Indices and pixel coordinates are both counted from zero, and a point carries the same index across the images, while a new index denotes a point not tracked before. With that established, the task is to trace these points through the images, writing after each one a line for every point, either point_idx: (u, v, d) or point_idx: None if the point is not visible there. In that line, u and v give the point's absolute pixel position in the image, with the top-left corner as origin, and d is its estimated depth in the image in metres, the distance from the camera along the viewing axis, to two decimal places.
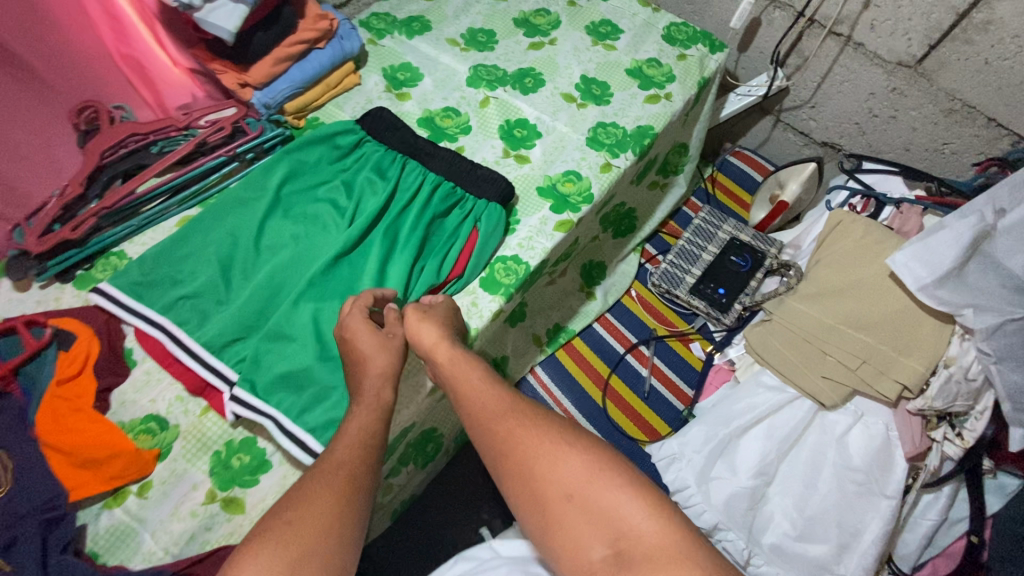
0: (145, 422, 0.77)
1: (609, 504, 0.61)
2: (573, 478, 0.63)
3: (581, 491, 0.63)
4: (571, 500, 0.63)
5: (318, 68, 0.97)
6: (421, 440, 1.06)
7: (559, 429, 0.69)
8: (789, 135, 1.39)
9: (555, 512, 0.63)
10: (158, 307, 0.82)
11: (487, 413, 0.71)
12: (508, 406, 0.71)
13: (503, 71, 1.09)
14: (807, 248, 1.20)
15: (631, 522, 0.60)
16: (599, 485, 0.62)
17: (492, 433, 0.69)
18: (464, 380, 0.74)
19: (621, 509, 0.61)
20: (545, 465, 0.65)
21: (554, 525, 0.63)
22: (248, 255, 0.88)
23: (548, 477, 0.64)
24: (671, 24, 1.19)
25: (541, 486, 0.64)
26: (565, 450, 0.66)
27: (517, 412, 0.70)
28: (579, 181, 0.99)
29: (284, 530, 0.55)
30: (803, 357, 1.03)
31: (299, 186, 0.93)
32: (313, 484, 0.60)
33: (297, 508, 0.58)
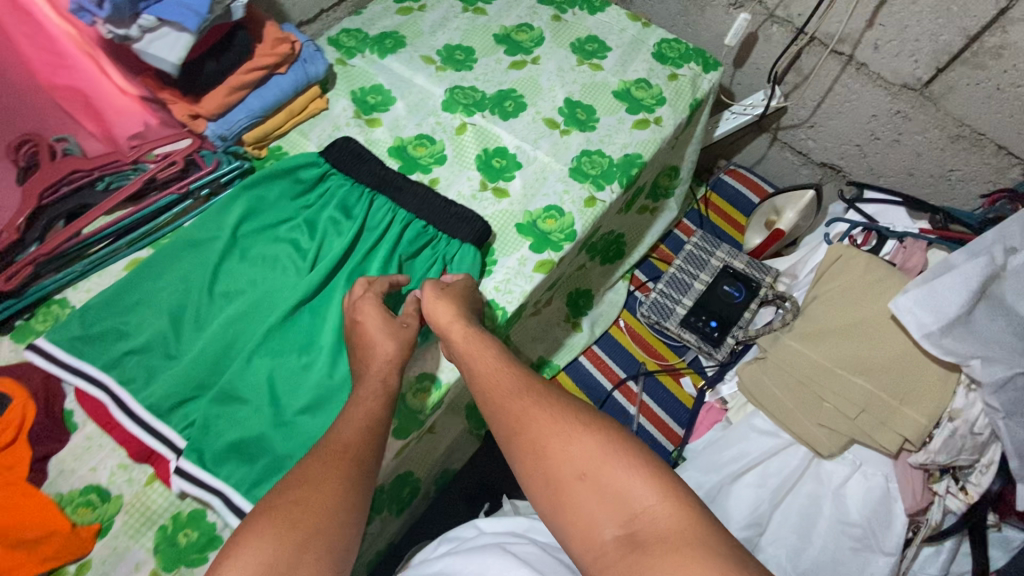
0: (84, 495, 0.72)
1: (623, 487, 0.55)
2: (587, 454, 0.58)
3: (596, 470, 0.57)
4: (585, 480, 0.57)
5: (279, 95, 0.90)
6: (397, 483, 1.01)
7: (574, 409, 0.64)
8: (786, 154, 1.32)
9: (567, 492, 0.57)
10: (102, 363, 0.76)
11: (501, 392, 0.67)
12: (523, 387, 0.67)
13: (481, 94, 1.02)
14: (805, 279, 1.13)
15: (643, 503, 0.54)
16: (614, 466, 0.57)
17: (505, 413, 0.65)
18: (478, 363, 0.71)
19: (634, 490, 0.55)
20: (558, 443, 0.60)
21: (564, 507, 0.57)
22: (201, 303, 0.81)
23: (559, 453, 0.59)
24: (662, 41, 1.11)
25: (552, 462, 0.59)
26: (580, 429, 0.61)
27: (533, 392, 0.66)
28: (561, 217, 0.92)
29: (290, 509, 0.55)
30: (799, 401, 0.97)
31: (258, 225, 0.87)
32: (318, 466, 0.60)
33: (304, 488, 0.58)
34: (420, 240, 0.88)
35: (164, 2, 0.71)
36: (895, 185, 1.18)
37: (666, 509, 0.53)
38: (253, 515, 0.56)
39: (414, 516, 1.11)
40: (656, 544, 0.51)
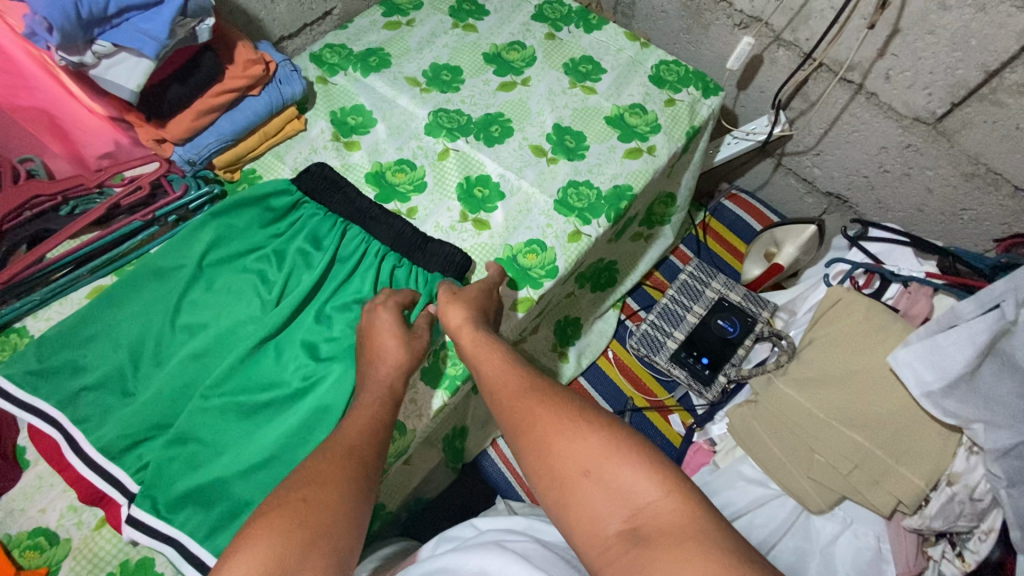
0: (32, 537, 0.68)
1: (627, 484, 0.54)
2: (592, 450, 0.56)
3: (600, 467, 0.55)
4: (589, 476, 0.55)
5: (251, 118, 0.86)
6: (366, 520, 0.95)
7: (576, 404, 0.62)
8: (790, 181, 1.26)
9: (572, 490, 0.55)
10: (55, 401, 0.72)
11: (505, 390, 0.65)
12: (529, 383, 0.65)
13: (466, 117, 0.98)
14: (802, 317, 1.08)
15: (646, 498, 0.53)
16: (618, 462, 0.55)
17: (509, 409, 0.63)
18: (483, 359, 0.69)
19: (637, 487, 0.53)
20: (563, 441, 0.58)
21: (568, 504, 0.55)
22: (163, 337, 0.77)
23: (563, 450, 0.57)
24: (660, 62, 1.06)
25: (557, 460, 0.57)
26: (584, 425, 0.59)
27: (538, 389, 0.64)
28: (543, 252, 0.88)
29: (298, 504, 0.54)
30: (790, 452, 0.92)
31: (226, 253, 0.83)
32: (322, 463, 0.59)
33: (312, 483, 0.56)
34: (394, 275, 0.84)
35: (120, 26, 0.67)
36: (903, 220, 1.12)
37: (670, 504, 0.52)
38: (260, 510, 0.55)
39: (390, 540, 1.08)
40: (658, 538, 0.50)
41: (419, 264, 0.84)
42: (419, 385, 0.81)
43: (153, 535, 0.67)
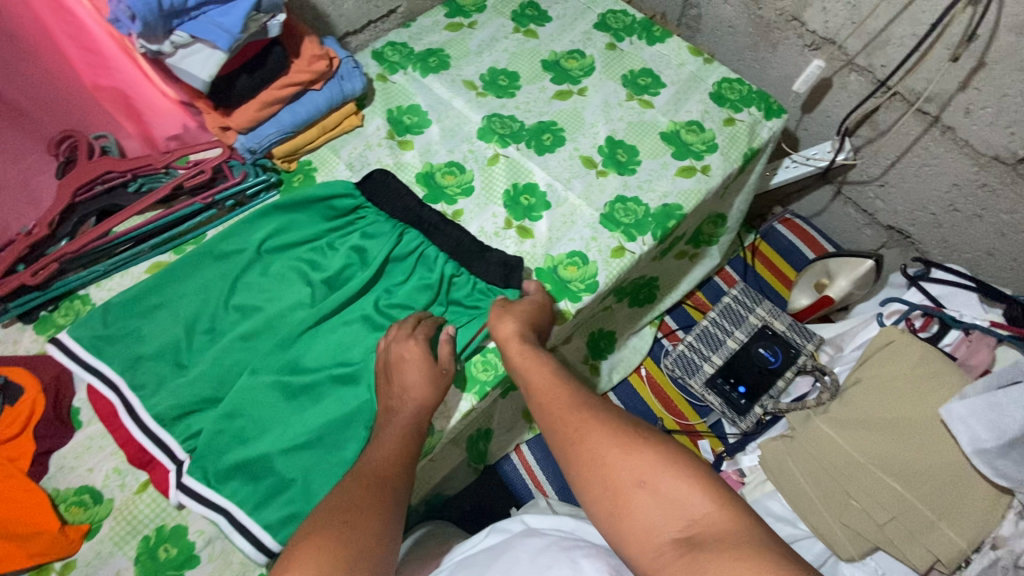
0: (79, 494, 0.73)
1: (681, 495, 0.54)
2: (646, 463, 0.57)
3: (655, 478, 0.56)
4: (643, 487, 0.55)
5: (313, 112, 0.89)
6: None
7: (625, 422, 0.63)
8: (849, 211, 1.22)
9: (626, 500, 0.55)
10: (117, 366, 0.77)
11: (555, 405, 0.66)
12: (579, 400, 0.66)
13: (519, 124, 0.98)
14: (850, 354, 1.05)
15: (700, 510, 0.53)
16: (673, 475, 0.55)
17: (561, 423, 0.64)
18: (532, 376, 0.70)
19: (690, 499, 0.54)
20: (617, 454, 0.58)
21: (621, 513, 0.55)
22: (217, 314, 0.81)
23: (616, 462, 0.58)
24: (723, 80, 1.04)
25: (610, 472, 0.57)
26: (637, 440, 0.59)
27: (590, 405, 0.65)
28: (584, 265, 0.87)
29: (342, 528, 0.55)
30: (825, 494, 0.89)
31: (284, 244, 0.86)
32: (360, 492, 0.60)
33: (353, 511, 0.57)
34: (452, 283, 0.85)
35: (197, 19, 0.70)
36: (970, 263, 1.06)
37: (718, 514, 0.52)
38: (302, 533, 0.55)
39: None
40: (714, 543, 0.50)
41: (472, 280, 0.84)
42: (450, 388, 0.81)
43: (197, 503, 0.70)
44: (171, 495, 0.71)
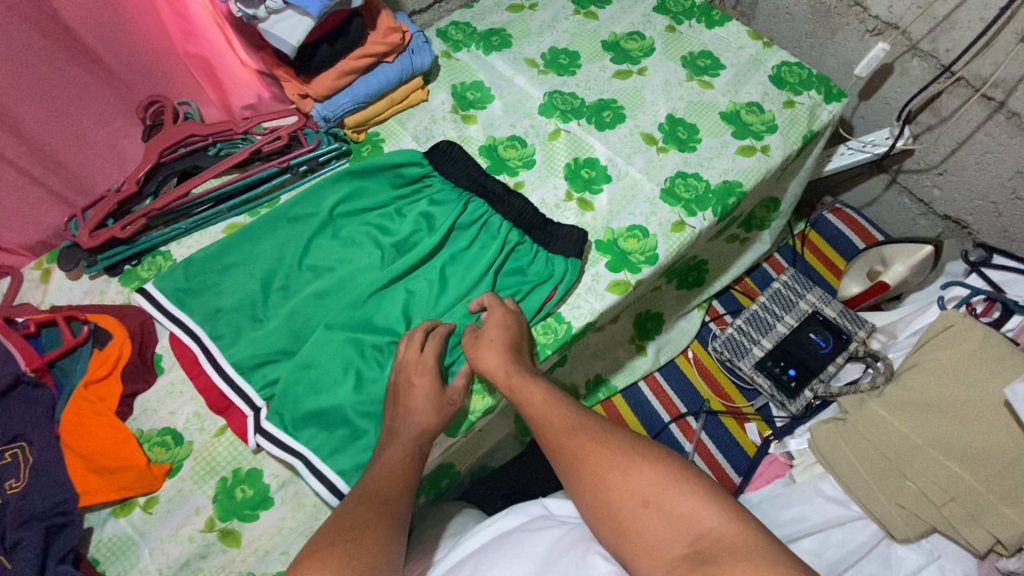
0: (161, 435, 0.77)
1: (686, 510, 0.59)
2: (649, 484, 0.61)
3: (658, 497, 0.60)
4: (648, 506, 0.60)
5: (384, 84, 0.93)
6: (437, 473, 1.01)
7: (627, 443, 0.67)
8: (903, 200, 1.21)
9: (631, 520, 0.60)
10: (198, 317, 0.81)
11: (555, 428, 0.69)
12: (575, 422, 0.69)
13: (580, 101, 1.00)
14: (905, 340, 1.04)
15: (709, 524, 0.57)
16: (676, 493, 0.60)
17: (562, 449, 0.68)
18: (529, 396, 0.72)
19: (696, 513, 0.58)
20: (619, 477, 0.63)
21: (627, 532, 0.60)
22: (291, 272, 0.85)
23: (619, 484, 0.62)
24: (782, 63, 1.04)
25: (614, 494, 0.62)
26: (638, 461, 0.64)
27: (587, 429, 0.69)
28: (644, 238, 0.88)
29: (343, 545, 0.58)
30: (880, 477, 0.89)
31: (354, 208, 0.89)
32: (366, 512, 0.62)
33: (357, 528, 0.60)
34: (516, 251, 0.87)
35: None
36: None
37: (730, 528, 0.56)
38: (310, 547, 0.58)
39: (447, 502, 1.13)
40: (722, 553, 0.54)
41: (533, 251, 0.86)
42: None
43: (273, 445, 0.74)
44: (250, 438, 0.75)
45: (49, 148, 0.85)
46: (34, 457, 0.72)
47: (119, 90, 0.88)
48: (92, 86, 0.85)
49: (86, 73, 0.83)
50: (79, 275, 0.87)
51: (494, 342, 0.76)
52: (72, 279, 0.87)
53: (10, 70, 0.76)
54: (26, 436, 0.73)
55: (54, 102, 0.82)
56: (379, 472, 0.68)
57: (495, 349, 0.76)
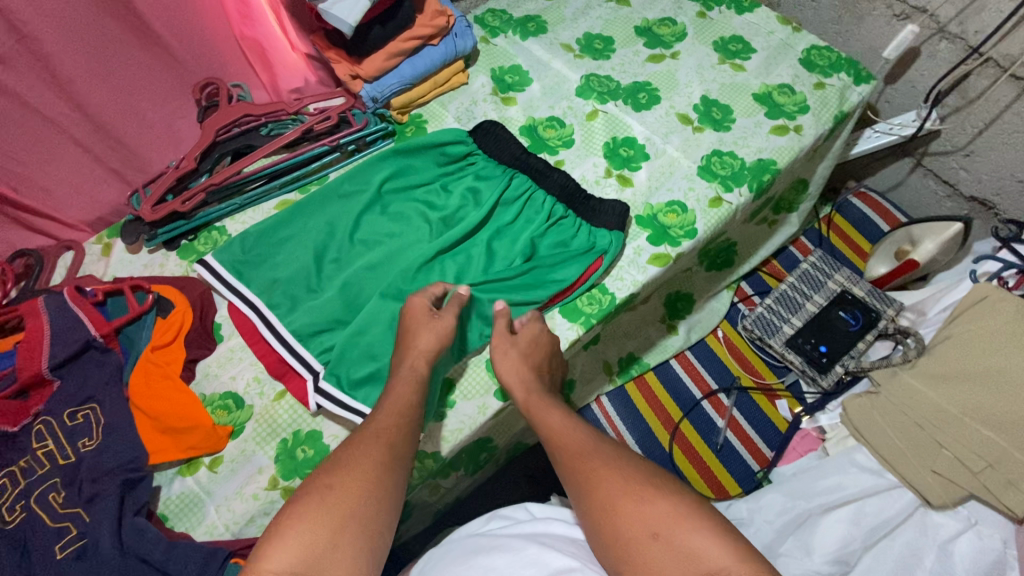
0: (223, 398, 0.80)
1: (695, 546, 0.54)
2: (660, 514, 0.57)
3: (669, 529, 0.56)
4: (657, 539, 0.56)
5: (429, 65, 0.96)
6: (475, 447, 1.02)
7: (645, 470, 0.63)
8: (929, 183, 1.23)
9: (638, 552, 0.56)
10: (255, 287, 0.84)
11: (569, 451, 0.67)
12: (593, 445, 0.67)
13: (616, 83, 1.03)
14: (936, 316, 1.06)
15: (718, 563, 0.53)
16: (686, 527, 0.55)
17: (576, 471, 0.65)
18: (547, 417, 0.72)
19: (707, 550, 0.53)
20: (631, 507, 0.58)
21: (631, 564, 0.56)
22: (343, 245, 0.89)
23: (628, 515, 0.58)
24: (812, 47, 1.07)
25: (622, 524, 0.58)
26: (652, 492, 0.59)
27: (603, 453, 0.65)
28: (684, 213, 0.90)
29: (323, 492, 0.56)
30: (913, 444, 0.92)
31: (401, 185, 0.93)
32: (355, 455, 0.60)
33: (339, 473, 0.58)
34: (559, 224, 0.90)
35: None
36: None
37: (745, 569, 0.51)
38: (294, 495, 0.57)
39: (484, 478, 1.15)
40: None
41: (575, 224, 0.89)
42: (555, 317, 0.86)
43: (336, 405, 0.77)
44: (311, 401, 0.78)
45: (110, 125, 0.89)
46: (105, 417, 0.75)
47: (177, 71, 0.92)
48: (153, 67, 0.89)
49: (148, 54, 0.87)
50: (138, 248, 0.91)
51: (525, 352, 0.78)
52: (132, 253, 0.90)
53: (78, 48, 0.79)
54: (97, 398, 0.77)
55: (117, 80, 0.86)
56: (381, 417, 0.66)
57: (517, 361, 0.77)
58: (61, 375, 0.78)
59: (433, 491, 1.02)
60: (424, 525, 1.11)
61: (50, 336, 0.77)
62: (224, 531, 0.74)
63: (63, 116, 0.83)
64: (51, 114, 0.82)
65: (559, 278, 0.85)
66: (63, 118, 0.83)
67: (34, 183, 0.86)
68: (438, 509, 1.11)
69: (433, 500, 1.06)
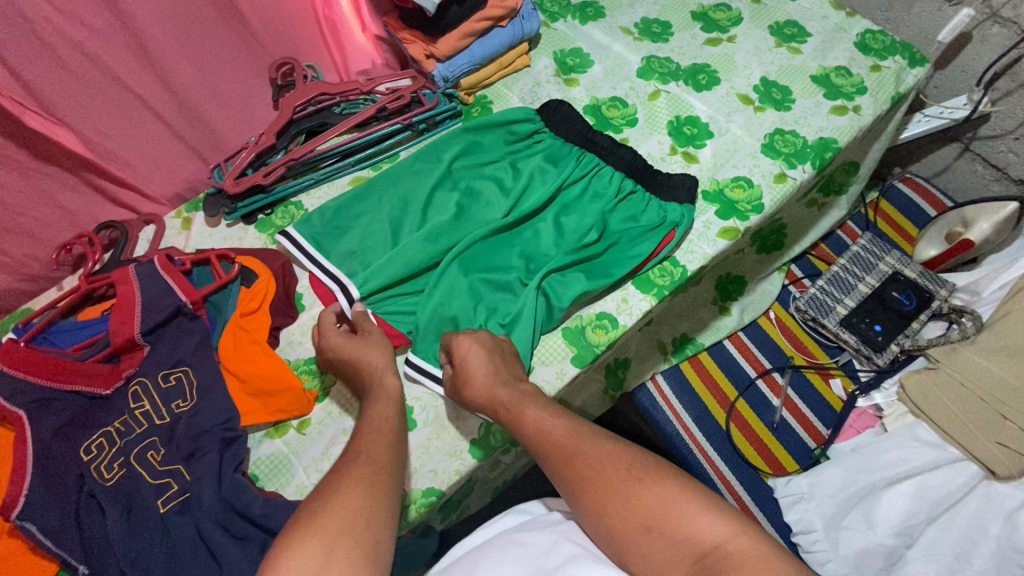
0: (308, 364, 0.83)
1: (698, 530, 0.54)
2: (653, 504, 0.57)
3: (661, 522, 0.56)
4: (650, 532, 0.56)
5: (497, 47, 0.99)
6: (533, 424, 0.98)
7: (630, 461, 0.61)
8: (977, 167, 1.24)
9: (633, 545, 0.57)
10: (334, 258, 0.86)
11: (552, 443, 0.64)
12: (575, 435, 0.64)
13: (676, 65, 1.05)
14: (991, 295, 1.08)
15: (712, 541, 0.54)
16: (679, 515, 0.56)
17: (564, 466, 0.62)
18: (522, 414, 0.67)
19: (703, 534, 0.54)
20: (620, 504, 0.58)
21: (629, 555, 0.57)
22: (416, 219, 0.90)
23: (619, 510, 0.58)
24: (866, 31, 1.08)
25: (615, 521, 0.58)
26: (638, 484, 0.59)
27: (579, 443, 0.63)
28: (750, 188, 0.92)
29: (309, 518, 0.54)
30: (977, 418, 0.93)
31: (472, 162, 0.94)
32: (340, 479, 0.58)
33: (323, 497, 0.57)
34: (630, 198, 0.91)
35: None
36: None
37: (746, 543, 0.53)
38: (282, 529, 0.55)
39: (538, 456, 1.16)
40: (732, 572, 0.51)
41: (643, 202, 0.90)
42: (628, 289, 0.88)
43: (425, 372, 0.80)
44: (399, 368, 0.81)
45: (193, 103, 0.92)
46: (198, 381, 0.78)
47: (255, 50, 0.94)
48: (233, 46, 0.91)
49: (231, 34, 0.90)
50: (217, 222, 0.94)
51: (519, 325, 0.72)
52: (212, 226, 0.94)
53: (169, 25, 0.82)
54: (187, 361, 0.79)
55: (201, 59, 0.89)
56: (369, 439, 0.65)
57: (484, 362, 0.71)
58: (151, 340, 0.79)
59: (494, 467, 0.97)
60: (482, 503, 1.10)
61: (141, 304, 0.79)
62: (314, 491, 0.75)
63: (150, 92, 0.86)
64: (139, 90, 0.84)
65: (634, 252, 0.86)
66: (150, 94, 0.86)
67: (119, 157, 0.88)
68: (496, 488, 1.09)
69: (493, 477, 1.00)
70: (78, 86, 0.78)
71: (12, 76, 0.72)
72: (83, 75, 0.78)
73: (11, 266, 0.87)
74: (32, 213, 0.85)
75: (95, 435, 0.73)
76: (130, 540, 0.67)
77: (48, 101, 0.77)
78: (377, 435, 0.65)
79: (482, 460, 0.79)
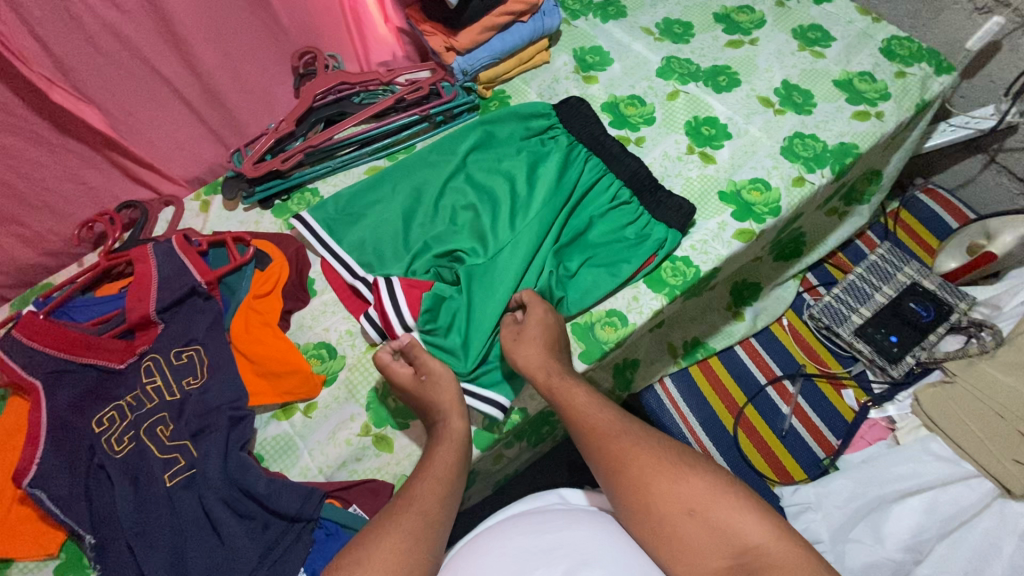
0: (317, 348, 0.84)
1: (733, 523, 0.54)
2: (697, 491, 0.56)
3: (705, 506, 0.55)
4: (693, 516, 0.55)
5: (517, 41, 1.00)
6: (538, 420, 0.98)
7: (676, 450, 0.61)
8: (1002, 180, 1.21)
9: (672, 527, 0.55)
10: (346, 245, 0.87)
11: (599, 432, 0.64)
12: (620, 425, 0.64)
13: (696, 66, 1.05)
14: (1011, 310, 1.06)
15: (754, 540, 0.53)
16: (722, 504, 0.55)
17: (606, 456, 0.62)
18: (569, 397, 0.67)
19: (744, 526, 0.53)
20: (665, 485, 0.57)
21: (664, 541, 0.56)
22: (428, 209, 0.90)
23: (664, 489, 0.57)
24: (892, 37, 1.07)
25: (657, 501, 0.57)
26: (686, 470, 0.58)
27: (631, 433, 0.63)
28: (767, 191, 0.91)
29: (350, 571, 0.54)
30: (993, 434, 0.90)
31: (487, 156, 0.94)
32: (388, 524, 0.58)
33: (367, 547, 0.56)
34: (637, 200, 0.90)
35: None
36: None
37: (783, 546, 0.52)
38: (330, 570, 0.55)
39: (541, 453, 1.15)
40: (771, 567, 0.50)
41: (641, 207, 0.90)
42: (639, 286, 0.87)
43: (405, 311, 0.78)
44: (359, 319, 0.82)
45: (217, 87, 0.94)
46: (209, 358, 0.78)
47: (279, 38, 0.96)
48: (259, 32, 0.93)
49: (258, 20, 0.91)
50: (235, 206, 0.96)
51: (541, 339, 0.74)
52: (229, 209, 0.96)
53: (199, 9, 0.83)
54: (198, 340, 0.80)
55: (227, 44, 0.90)
56: (417, 483, 0.63)
57: (532, 347, 0.72)
58: (165, 318, 0.80)
59: (497, 461, 0.97)
60: (484, 495, 1.09)
61: (156, 284, 0.80)
62: (317, 473, 0.76)
63: (174, 72, 0.88)
64: (164, 71, 0.86)
65: (631, 257, 0.85)
66: (175, 76, 0.88)
67: (141, 135, 0.90)
68: (498, 480, 1.08)
69: (496, 469, 1.00)
70: (106, 63, 0.80)
71: (44, 49, 0.73)
72: (110, 53, 0.80)
73: (31, 238, 0.89)
74: (54, 187, 0.87)
75: (107, 408, 0.74)
76: (135, 510, 0.69)
77: (77, 77, 0.79)
78: (432, 475, 0.64)
79: (485, 450, 0.79)
